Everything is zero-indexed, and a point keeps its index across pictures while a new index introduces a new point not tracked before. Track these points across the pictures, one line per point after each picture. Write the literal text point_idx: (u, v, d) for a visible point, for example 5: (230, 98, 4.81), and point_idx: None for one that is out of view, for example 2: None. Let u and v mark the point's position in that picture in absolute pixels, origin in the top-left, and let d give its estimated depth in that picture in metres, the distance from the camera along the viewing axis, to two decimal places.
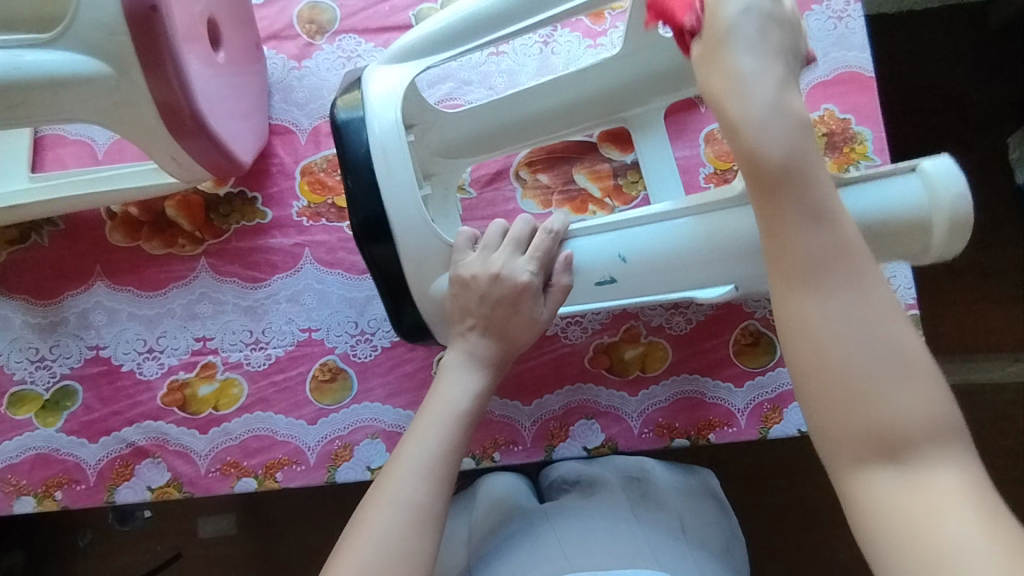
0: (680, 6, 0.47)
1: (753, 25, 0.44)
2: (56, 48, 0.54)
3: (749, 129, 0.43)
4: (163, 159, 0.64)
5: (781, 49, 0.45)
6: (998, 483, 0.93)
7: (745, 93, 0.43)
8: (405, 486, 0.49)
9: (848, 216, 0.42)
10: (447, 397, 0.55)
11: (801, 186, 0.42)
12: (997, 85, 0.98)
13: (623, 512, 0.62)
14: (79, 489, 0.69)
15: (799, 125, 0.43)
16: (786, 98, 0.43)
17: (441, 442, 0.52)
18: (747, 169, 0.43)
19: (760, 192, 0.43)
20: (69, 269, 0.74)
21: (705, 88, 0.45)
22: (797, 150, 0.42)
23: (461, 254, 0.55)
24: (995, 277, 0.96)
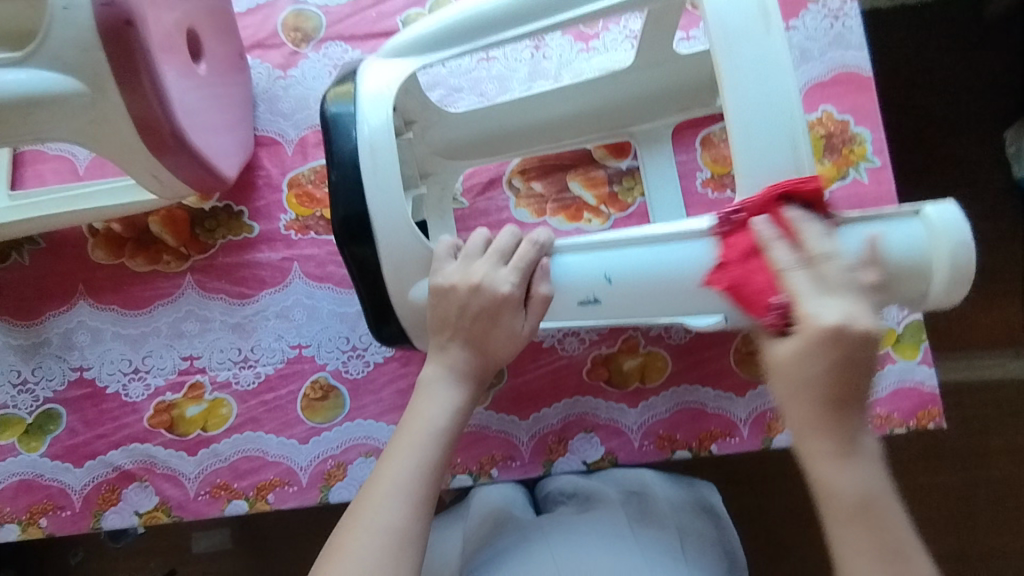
0: (759, 301, 0.42)
1: (839, 367, 0.37)
2: (28, 66, 0.52)
3: (821, 464, 0.39)
4: (144, 177, 0.61)
5: (866, 389, 0.39)
6: (1005, 482, 0.91)
7: (835, 440, 0.39)
8: (381, 511, 0.47)
9: (921, 551, 0.39)
10: (427, 412, 0.52)
11: (876, 526, 0.39)
12: (995, 80, 0.97)
13: (619, 528, 0.59)
14: (64, 515, 0.67)
15: (876, 458, 0.40)
16: (862, 426, 0.39)
17: (420, 461, 0.50)
18: (823, 508, 0.40)
19: (831, 532, 0.40)
20: (51, 288, 0.72)
21: (790, 419, 0.40)
22: (880, 495, 0.39)
23: (441, 262, 0.53)
24: (998, 275, 0.94)
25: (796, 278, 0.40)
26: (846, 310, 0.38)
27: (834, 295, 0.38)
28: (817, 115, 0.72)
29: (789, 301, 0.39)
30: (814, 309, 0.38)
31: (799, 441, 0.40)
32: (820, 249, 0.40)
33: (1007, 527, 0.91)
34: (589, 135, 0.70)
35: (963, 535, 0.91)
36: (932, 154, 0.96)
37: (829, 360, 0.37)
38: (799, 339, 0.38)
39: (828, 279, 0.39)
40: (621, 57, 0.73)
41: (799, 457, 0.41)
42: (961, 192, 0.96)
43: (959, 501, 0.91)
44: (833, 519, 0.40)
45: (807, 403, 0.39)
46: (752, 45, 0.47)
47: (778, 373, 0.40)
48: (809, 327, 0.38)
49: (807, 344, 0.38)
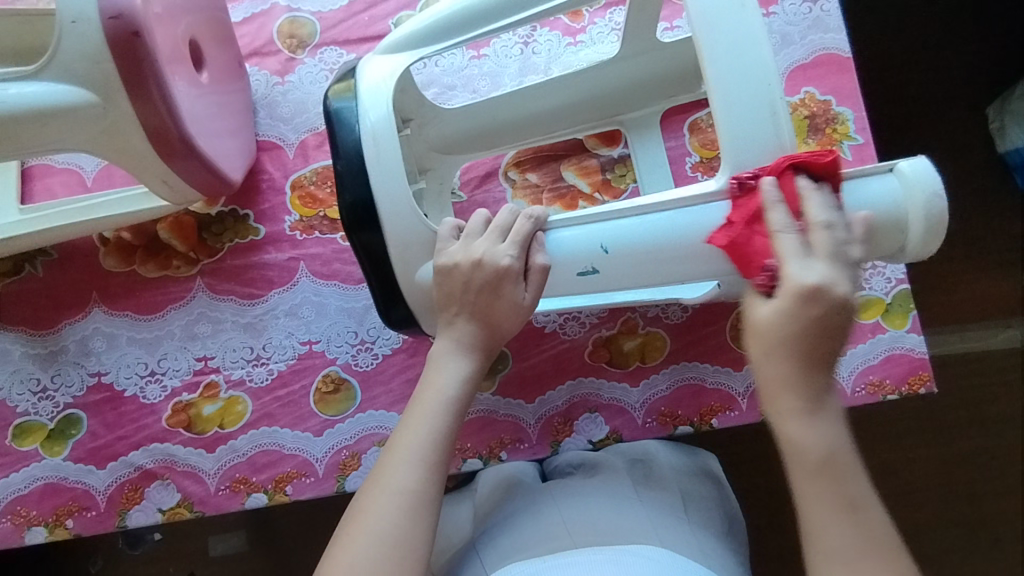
0: (756, 260, 0.47)
1: (815, 328, 0.43)
2: (41, 79, 0.55)
3: (790, 420, 0.45)
4: (155, 183, 0.64)
5: (834, 349, 0.44)
6: (1000, 449, 0.94)
7: (803, 394, 0.44)
8: (398, 474, 0.50)
9: (877, 507, 0.45)
10: (438, 382, 0.55)
11: (835, 478, 0.44)
12: (974, 57, 1.00)
13: (626, 490, 0.61)
14: (90, 516, 0.69)
15: (836, 417, 0.45)
16: (829, 386, 0.45)
17: (431, 430, 0.52)
18: (789, 457, 0.45)
19: (799, 482, 0.45)
20: (66, 298, 0.74)
21: (759, 377, 0.46)
22: (838, 448, 0.45)
23: (444, 242, 0.56)
24: (984, 246, 0.97)
25: (784, 240, 0.45)
26: (824, 273, 0.43)
27: (816, 259, 0.44)
28: (800, 97, 0.75)
29: (778, 263, 0.45)
30: (798, 270, 0.44)
31: (772, 403, 0.45)
32: (819, 216, 0.45)
33: (1002, 492, 0.94)
34: (582, 124, 0.72)
35: (961, 501, 0.94)
36: (915, 131, 0.99)
37: (808, 318, 0.43)
38: (782, 300, 0.44)
39: (820, 237, 0.44)
40: (608, 49, 0.76)
41: (770, 417, 0.46)
42: (945, 167, 0.99)
43: (956, 468, 0.94)
44: (801, 475, 0.45)
45: (783, 360, 0.44)
46: (729, 21, 0.49)
47: (759, 330, 0.45)
48: (790, 290, 0.43)
49: (789, 303, 0.44)
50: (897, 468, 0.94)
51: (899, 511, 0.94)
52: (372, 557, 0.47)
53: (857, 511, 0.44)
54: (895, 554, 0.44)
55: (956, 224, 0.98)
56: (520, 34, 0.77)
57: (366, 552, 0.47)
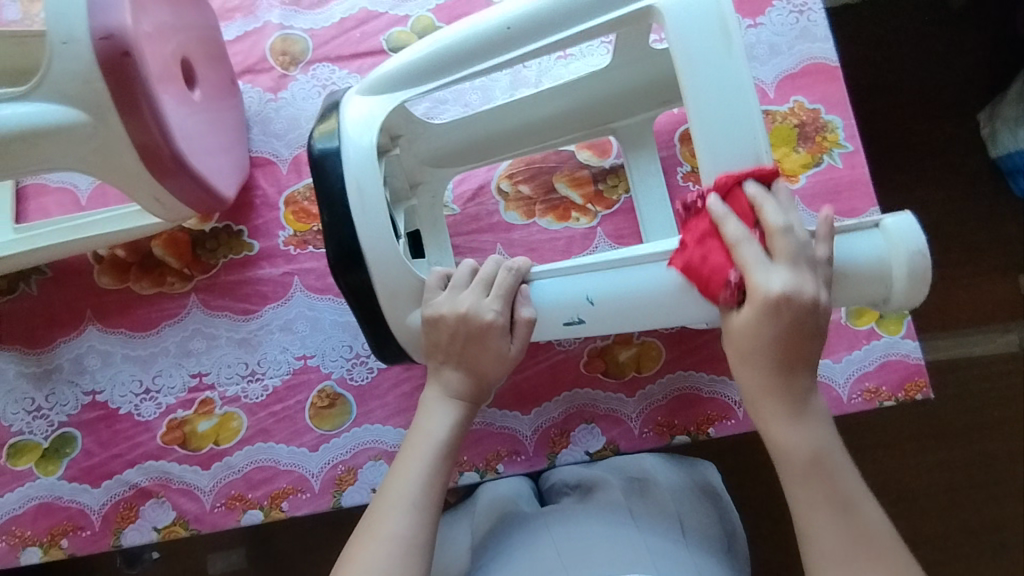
0: (716, 279, 0.50)
1: (785, 340, 0.48)
2: (32, 99, 0.55)
3: (775, 424, 0.51)
4: (147, 202, 0.64)
5: (807, 356, 0.50)
6: (1000, 454, 0.94)
7: (786, 403, 0.50)
8: (390, 521, 0.52)
9: (868, 499, 0.50)
10: (427, 432, 0.56)
11: (827, 477, 0.50)
12: (962, 64, 1.01)
13: (622, 517, 0.61)
14: (85, 535, 0.69)
15: (820, 419, 0.51)
16: (809, 391, 0.50)
17: (420, 476, 0.54)
18: (781, 462, 0.51)
19: (795, 485, 0.50)
20: (60, 316, 0.74)
21: (747, 393, 0.52)
22: (823, 445, 0.50)
23: (431, 294, 0.56)
24: (978, 251, 0.97)
25: (745, 250, 0.49)
26: (788, 281, 0.48)
27: (779, 264, 0.48)
28: (789, 106, 0.76)
29: (741, 274, 0.49)
30: (763, 278, 0.48)
31: (758, 413, 0.51)
32: (776, 223, 0.48)
33: (1006, 497, 0.93)
34: (569, 134, 0.72)
35: (963, 508, 0.93)
36: (906, 138, 0.99)
37: (772, 330, 0.48)
38: (749, 309, 0.49)
39: (779, 242, 0.48)
40: (598, 61, 0.76)
41: (759, 423, 0.52)
42: (937, 173, 0.99)
43: (958, 474, 0.94)
44: (794, 477, 0.50)
45: (759, 373, 0.50)
46: (714, 66, 0.51)
47: (734, 341, 0.50)
48: (759, 300, 0.48)
49: (759, 316, 0.48)
50: (899, 476, 0.93)
51: (902, 519, 0.93)
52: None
53: (848, 505, 0.49)
54: (884, 536, 0.49)
55: (950, 229, 0.98)
56: None
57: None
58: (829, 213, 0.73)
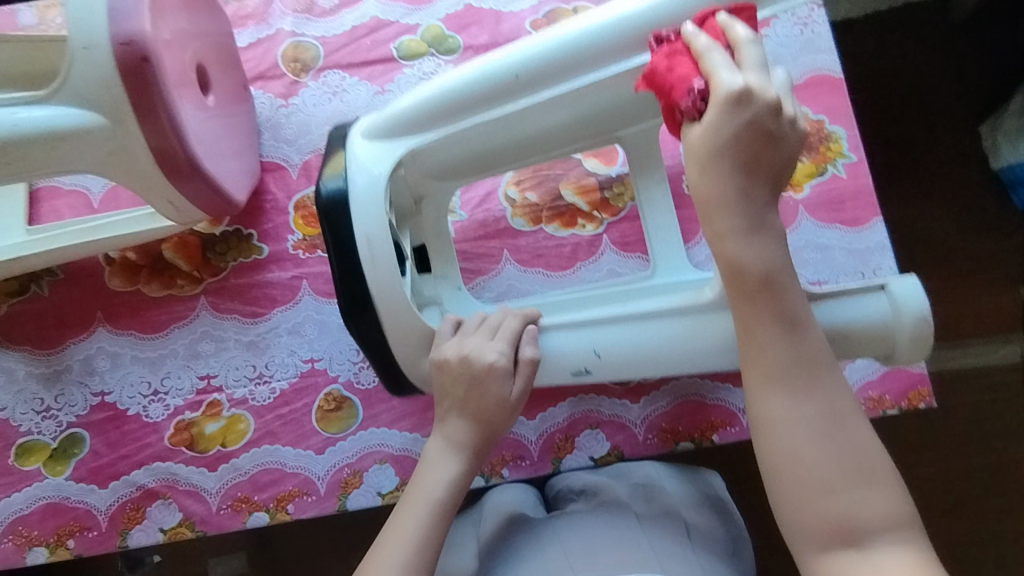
0: (680, 83, 0.46)
1: (742, 137, 0.45)
2: (52, 103, 0.56)
3: (727, 241, 0.46)
4: (161, 204, 0.65)
5: (760, 160, 0.46)
6: (1001, 465, 0.94)
7: (734, 206, 0.46)
8: (387, 566, 0.52)
9: (814, 325, 0.47)
10: (427, 482, 0.56)
11: (775, 299, 0.46)
12: (965, 78, 1.02)
13: (629, 520, 0.62)
14: (91, 536, 0.69)
15: (775, 236, 0.47)
16: (765, 204, 0.46)
17: (416, 532, 0.53)
18: (729, 279, 0.47)
19: (743, 301, 0.47)
20: (70, 318, 0.75)
21: (696, 197, 0.47)
22: (775, 264, 0.46)
23: (441, 338, 0.59)
24: (981, 261, 0.98)
25: (714, 57, 0.45)
26: (750, 80, 0.44)
27: (742, 71, 0.45)
28: None
29: (706, 81, 0.45)
30: (726, 78, 0.44)
31: (710, 225, 0.47)
32: (744, 39, 0.46)
33: (1008, 507, 0.93)
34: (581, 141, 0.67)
35: (964, 518, 0.93)
36: (909, 150, 1.01)
37: (733, 128, 0.44)
38: (710, 111, 0.45)
39: (746, 53, 0.45)
40: None
41: (709, 238, 0.47)
42: (939, 184, 1.00)
43: (960, 485, 0.94)
44: (739, 297, 0.47)
45: (710, 175, 0.46)
46: None
47: (694, 150, 0.46)
48: (720, 98, 0.44)
49: (719, 111, 0.45)
50: None
51: None
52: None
53: (793, 328, 0.46)
54: (824, 362, 0.46)
55: (954, 240, 0.99)
56: None
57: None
58: (833, 222, 0.74)
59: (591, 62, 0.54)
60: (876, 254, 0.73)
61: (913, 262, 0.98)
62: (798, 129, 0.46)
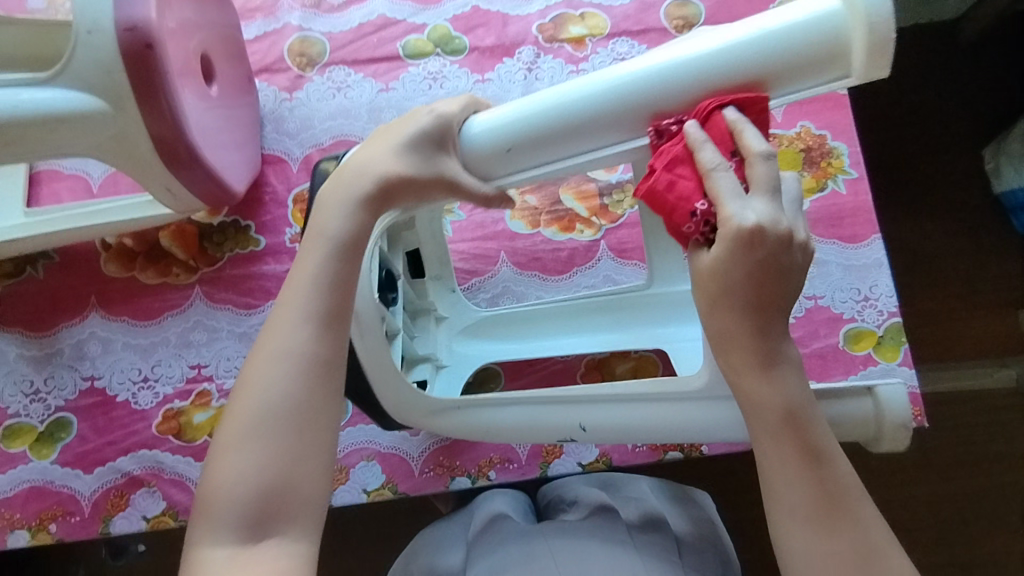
0: (681, 206, 0.41)
1: (761, 270, 0.41)
2: (54, 85, 0.56)
3: (746, 376, 0.43)
4: (159, 192, 0.65)
5: (783, 290, 0.42)
6: (992, 489, 0.93)
7: (754, 339, 0.43)
8: (285, 336, 0.44)
9: (841, 458, 0.44)
10: (322, 222, 0.46)
11: (800, 434, 0.43)
12: (970, 100, 1.02)
13: (621, 534, 0.59)
14: (74, 521, 0.69)
15: (793, 369, 0.44)
16: (782, 338, 0.43)
17: (316, 280, 0.45)
18: (751, 414, 0.44)
19: (765, 437, 0.44)
20: (64, 301, 0.75)
21: (712, 331, 0.44)
22: (799, 397, 0.43)
23: None
24: (980, 284, 0.98)
25: (720, 180, 0.40)
26: (762, 213, 0.40)
27: (754, 196, 0.41)
28: (797, 130, 0.77)
29: (710, 206, 0.41)
30: (737, 210, 0.40)
31: (727, 358, 0.44)
32: (755, 146, 0.40)
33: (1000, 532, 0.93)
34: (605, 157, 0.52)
35: (956, 541, 0.93)
36: (912, 170, 1.01)
37: (750, 260, 0.41)
38: (719, 242, 0.41)
39: (755, 173, 0.40)
40: None
41: (728, 374, 0.45)
42: (941, 206, 1.00)
43: (951, 508, 0.93)
44: (763, 432, 0.44)
45: (729, 308, 0.42)
46: None
47: (706, 281, 0.42)
48: (728, 233, 0.40)
49: (728, 246, 0.40)
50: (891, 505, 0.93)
51: None
52: (270, 424, 0.42)
53: (820, 464, 0.43)
54: (855, 497, 0.43)
55: (953, 262, 0.98)
56: (524, 61, 0.79)
57: (259, 424, 0.42)
58: (831, 237, 0.74)
59: (586, 133, 0.44)
60: (874, 271, 0.73)
61: (908, 282, 0.98)
62: (809, 252, 0.43)
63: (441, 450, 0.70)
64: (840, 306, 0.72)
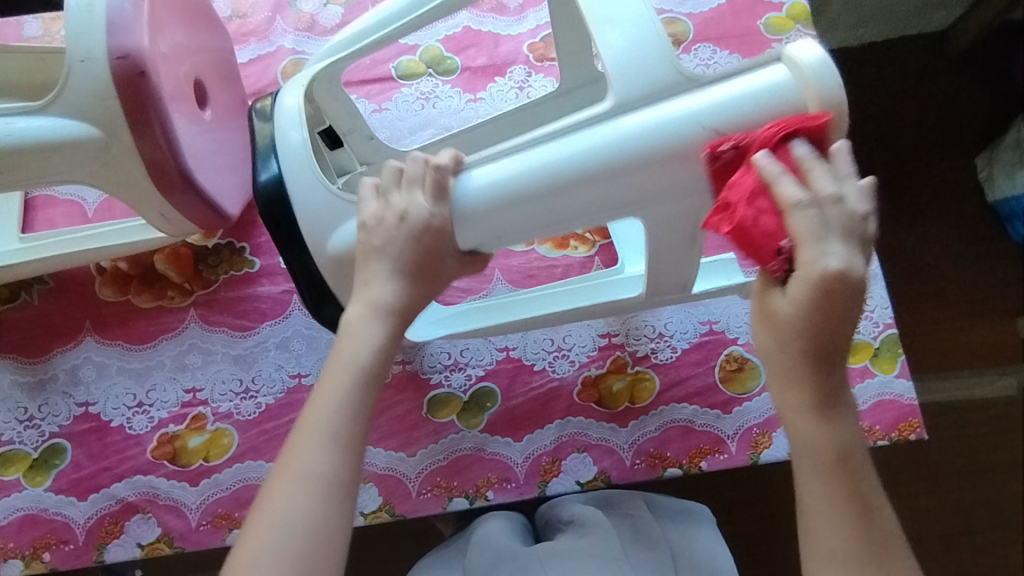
0: (768, 245, 0.42)
1: (837, 321, 0.41)
2: (48, 113, 0.57)
3: (804, 414, 0.44)
4: (152, 216, 0.65)
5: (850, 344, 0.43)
6: (995, 499, 0.93)
7: (818, 385, 0.43)
8: (308, 458, 0.46)
9: (886, 506, 0.45)
10: (351, 347, 0.50)
11: (850, 479, 0.44)
12: (961, 110, 1.03)
13: (616, 553, 0.60)
14: (68, 549, 0.68)
15: (850, 415, 0.45)
16: (844, 384, 0.44)
17: (340, 405, 0.48)
18: (804, 450, 0.45)
19: (815, 477, 0.45)
20: (59, 327, 0.75)
21: (767, 366, 0.45)
22: (855, 442, 0.45)
23: (389, 188, 0.52)
24: (975, 292, 0.98)
25: (801, 217, 0.40)
26: (847, 257, 0.39)
27: (836, 238, 0.39)
28: None
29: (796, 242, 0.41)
30: (820, 253, 0.39)
31: (784, 394, 0.45)
32: (827, 188, 0.40)
33: (1004, 543, 0.92)
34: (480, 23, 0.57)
35: (961, 552, 0.92)
36: (907, 179, 1.01)
37: (827, 312, 0.40)
38: (795, 286, 0.41)
39: (841, 200, 0.40)
40: None
41: (781, 408, 0.46)
42: (937, 216, 1.00)
43: (955, 519, 0.93)
44: (813, 471, 0.45)
45: (790, 353, 0.43)
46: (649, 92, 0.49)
47: (776, 322, 0.43)
48: (810, 280, 0.40)
49: (803, 293, 0.40)
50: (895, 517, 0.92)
51: None
52: (283, 551, 0.44)
53: (867, 510, 0.44)
54: (896, 549, 0.44)
55: (949, 270, 0.99)
56: (516, 80, 0.80)
57: (273, 549, 0.44)
58: None
59: (591, 181, 0.48)
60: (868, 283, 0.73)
61: (905, 294, 0.98)
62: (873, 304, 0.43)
63: (438, 471, 0.70)
64: None
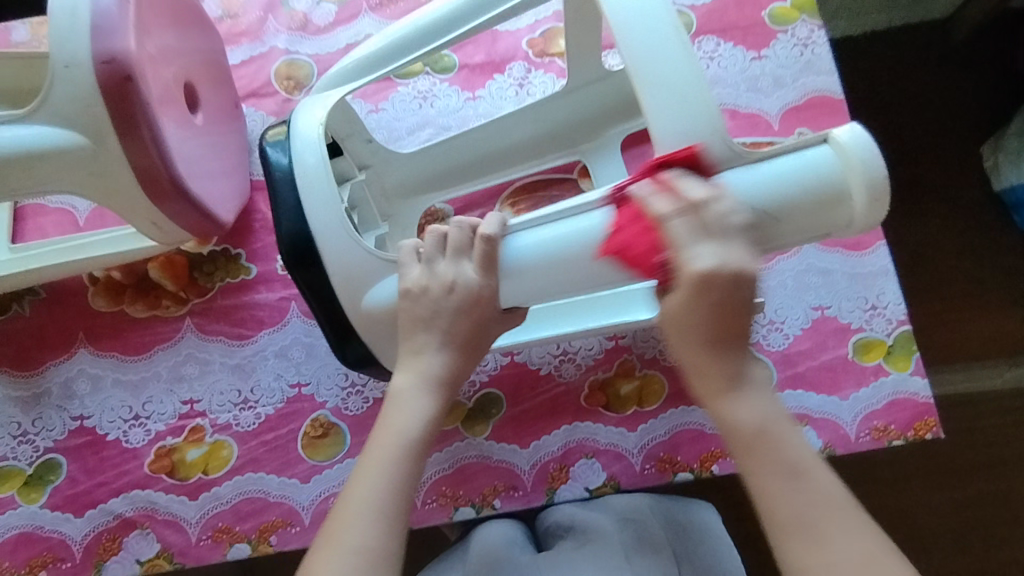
0: (644, 257, 0.46)
1: (720, 310, 0.43)
2: (33, 122, 0.55)
3: (717, 402, 0.45)
4: (144, 225, 0.63)
5: (744, 325, 0.45)
6: (1010, 494, 0.91)
7: (723, 371, 0.45)
8: (354, 531, 0.47)
9: (820, 466, 0.45)
10: (399, 420, 0.52)
11: (776, 449, 0.44)
12: (966, 99, 1.01)
13: (617, 561, 0.59)
14: (65, 567, 0.66)
15: (759, 392, 0.46)
16: (742, 364, 0.46)
17: (389, 481, 0.49)
18: (727, 438, 0.46)
19: (743, 459, 0.45)
20: (52, 338, 0.73)
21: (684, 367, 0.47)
22: (767, 415, 0.45)
23: (434, 257, 0.54)
24: (986, 284, 0.96)
25: (674, 226, 0.43)
26: (720, 254, 0.43)
27: (710, 239, 0.43)
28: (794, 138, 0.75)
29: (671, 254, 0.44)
30: (692, 256, 0.43)
31: (699, 387, 0.46)
32: (699, 196, 0.44)
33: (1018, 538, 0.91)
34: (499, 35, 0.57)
35: (974, 548, 0.91)
36: (912, 170, 0.99)
37: (707, 305, 0.43)
38: (678, 290, 0.44)
39: (713, 211, 0.44)
40: None
41: (700, 402, 0.47)
42: (942, 207, 0.98)
43: (969, 516, 0.91)
44: (740, 454, 0.45)
45: (694, 348, 0.45)
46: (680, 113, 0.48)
47: (670, 325, 0.45)
48: (689, 280, 0.43)
49: (687, 293, 0.43)
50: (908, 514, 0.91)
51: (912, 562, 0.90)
52: None
53: (803, 475, 0.44)
54: (840, 504, 0.43)
55: (956, 262, 0.97)
56: (515, 77, 0.78)
57: None
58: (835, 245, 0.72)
59: None
60: (880, 278, 0.71)
61: (913, 287, 0.96)
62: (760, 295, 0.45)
63: (443, 480, 0.68)
64: (848, 315, 0.70)
